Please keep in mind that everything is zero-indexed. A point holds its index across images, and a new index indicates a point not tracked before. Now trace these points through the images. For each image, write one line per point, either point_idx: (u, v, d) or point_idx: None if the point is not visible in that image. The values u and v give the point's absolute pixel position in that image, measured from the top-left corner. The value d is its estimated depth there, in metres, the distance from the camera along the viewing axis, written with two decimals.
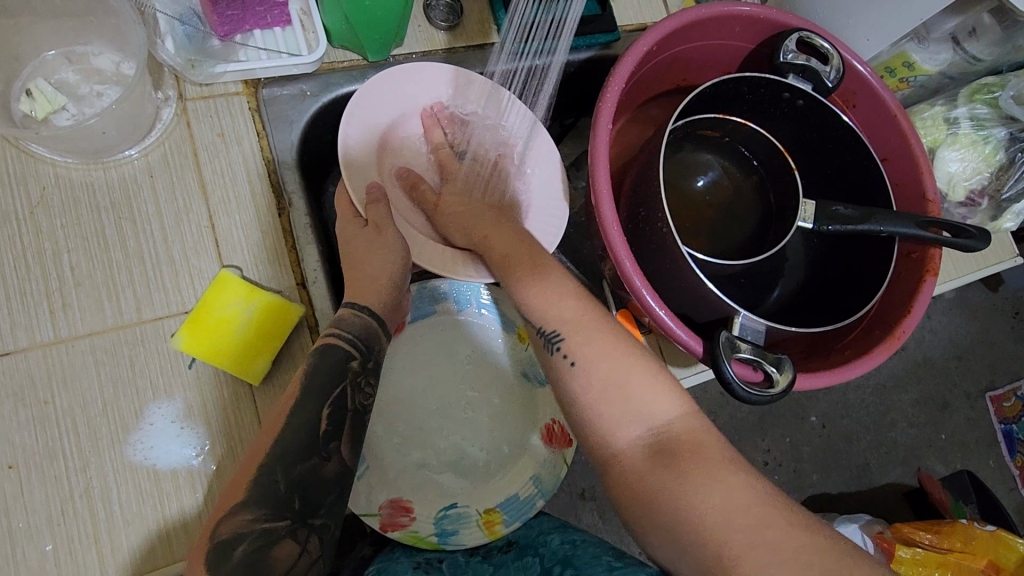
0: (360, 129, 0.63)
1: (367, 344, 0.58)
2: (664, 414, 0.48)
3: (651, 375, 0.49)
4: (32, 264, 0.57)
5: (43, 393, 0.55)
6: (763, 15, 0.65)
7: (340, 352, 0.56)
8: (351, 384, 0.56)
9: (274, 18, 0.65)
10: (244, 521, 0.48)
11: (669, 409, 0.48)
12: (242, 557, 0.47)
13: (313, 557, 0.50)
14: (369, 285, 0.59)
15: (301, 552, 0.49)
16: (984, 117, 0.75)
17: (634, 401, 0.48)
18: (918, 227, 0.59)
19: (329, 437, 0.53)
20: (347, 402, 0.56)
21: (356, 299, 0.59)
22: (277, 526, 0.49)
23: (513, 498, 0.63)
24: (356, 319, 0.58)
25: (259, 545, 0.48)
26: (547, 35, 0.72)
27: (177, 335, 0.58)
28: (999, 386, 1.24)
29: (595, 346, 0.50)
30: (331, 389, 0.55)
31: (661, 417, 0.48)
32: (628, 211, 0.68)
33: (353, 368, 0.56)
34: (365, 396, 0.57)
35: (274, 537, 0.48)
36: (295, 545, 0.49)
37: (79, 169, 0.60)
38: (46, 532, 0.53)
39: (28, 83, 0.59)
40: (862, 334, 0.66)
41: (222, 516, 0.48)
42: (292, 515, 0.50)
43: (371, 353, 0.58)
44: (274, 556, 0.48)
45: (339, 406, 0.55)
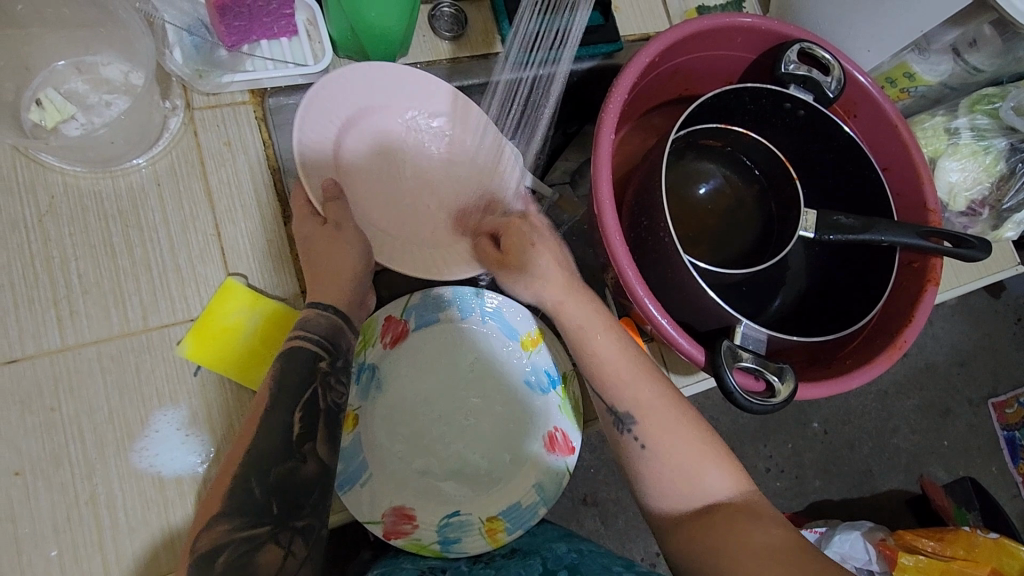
0: (326, 126, 0.62)
1: (335, 342, 0.58)
2: (716, 481, 0.52)
3: (704, 444, 0.53)
4: (40, 271, 0.58)
5: (49, 399, 0.56)
6: (764, 26, 0.66)
7: (307, 352, 0.55)
8: (321, 383, 0.55)
9: (280, 28, 0.65)
10: (223, 531, 0.47)
11: (723, 482, 0.52)
12: (225, 565, 0.46)
13: (302, 558, 0.50)
14: (335, 279, 0.59)
15: (285, 556, 0.48)
16: (985, 127, 0.76)
17: (686, 468, 0.52)
18: (918, 237, 0.59)
19: (301, 438, 0.52)
20: (320, 402, 0.55)
21: (318, 298, 0.58)
22: (259, 531, 0.48)
23: (515, 506, 0.63)
24: (321, 319, 0.57)
25: (243, 551, 0.47)
26: (552, 45, 0.72)
27: (182, 342, 0.59)
28: (1002, 392, 1.24)
29: (664, 429, 0.54)
30: (303, 391, 0.54)
31: (716, 488, 0.52)
32: (630, 219, 0.68)
33: (321, 367, 0.55)
34: (337, 394, 0.56)
35: (256, 543, 0.47)
36: (279, 549, 0.48)
37: (87, 178, 0.61)
38: (51, 538, 0.53)
39: (38, 93, 0.59)
40: (863, 343, 0.66)
41: (202, 528, 0.47)
42: (270, 521, 0.49)
43: (339, 350, 0.58)
44: (260, 560, 0.47)
45: (311, 403, 0.54)
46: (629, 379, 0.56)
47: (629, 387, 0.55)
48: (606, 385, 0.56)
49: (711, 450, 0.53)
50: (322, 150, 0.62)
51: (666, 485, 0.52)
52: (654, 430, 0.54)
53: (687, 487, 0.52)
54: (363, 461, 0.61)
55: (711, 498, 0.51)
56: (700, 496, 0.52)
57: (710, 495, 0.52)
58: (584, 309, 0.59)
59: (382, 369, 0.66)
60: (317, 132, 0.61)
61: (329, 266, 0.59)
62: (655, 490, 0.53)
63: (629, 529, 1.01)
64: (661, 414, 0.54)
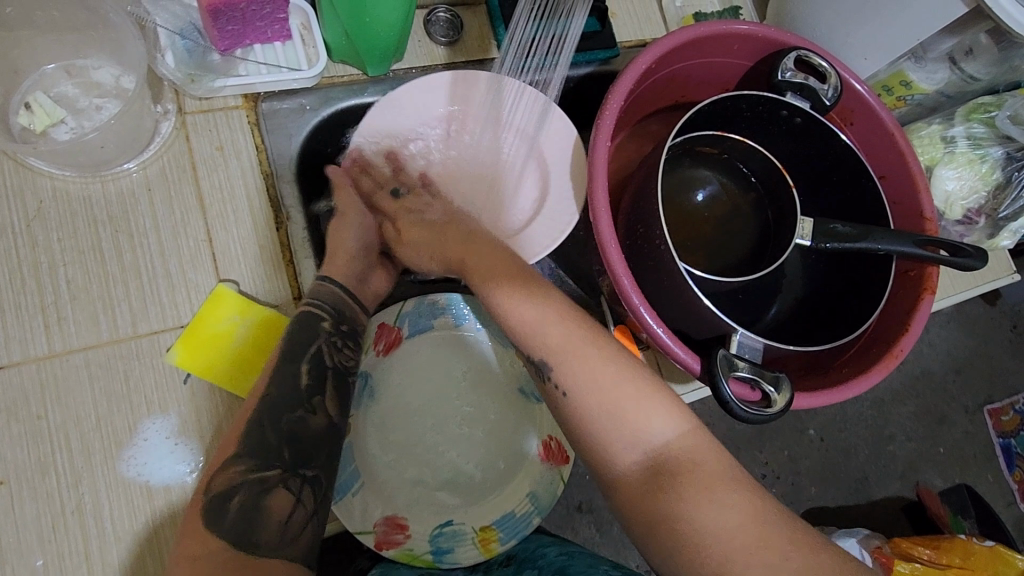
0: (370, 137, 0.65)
1: (338, 308, 0.60)
2: (660, 429, 0.46)
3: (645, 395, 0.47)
4: (27, 276, 0.57)
5: (36, 407, 0.55)
6: (760, 33, 0.65)
7: (313, 317, 0.58)
8: (327, 343, 0.58)
9: (274, 32, 0.65)
10: (235, 473, 0.49)
11: (666, 426, 0.46)
12: (237, 508, 0.48)
13: (310, 509, 0.51)
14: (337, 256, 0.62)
15: (295, 502, 0.50)
16: (981, 135, 0.76)
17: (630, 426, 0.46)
18: (915, 246, 0.59)
19: (312, 392, 0.55)
20: (326, 360, 0.57)
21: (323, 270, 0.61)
22: (269, 475, 0.50)
23: (509, 515, 0.62)
24: (323, 287, 0.60)
25: (253, 494, 0.49)
26: (548, 51, 0.72)
27: (172, 350, 0.58)
28: (997, 400, 1.23)
29: (590, 372, 0.49)
30: (308, 348, 0.56)
31: (659, 433, 0.46)
32: (625, 227, 0.68)
33: (325, 328, 0.58)
34: (345, 356, 0.59)
35: (267, 485, 0.49)
36: (289, 495, 0.50)
37: (76, 182, 0.60)
38: (35, 548, 0.52)
39: (28, 96, 0.59)
40: (860, 352, 0.66)
41: (216, 470, 0.49)
42: (281, 465, 0.51)
43: (344, 316, 0.60)
44: (268, 506, 0.49)
45: (318, 361, 0.56)
46: (541, 324, 0.52)
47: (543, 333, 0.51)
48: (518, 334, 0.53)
49: (641, 386, 0.47)
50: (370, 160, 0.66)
51: (603, 434, 0.47)
52: (577, 372, 0.49)
53: (619, 429, 0.46)
54: (356, 469, 0.60)
55: (655, 449, 0.45)
56: (640, 444, 0.46)
57: (649, 440, 0.46)
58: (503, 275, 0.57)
59: (376, 376, 0.65)
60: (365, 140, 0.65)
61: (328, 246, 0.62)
62: (586, 434, 0.48)
63: (624, 537, 1.00)
64: (582, 355, 0.50)
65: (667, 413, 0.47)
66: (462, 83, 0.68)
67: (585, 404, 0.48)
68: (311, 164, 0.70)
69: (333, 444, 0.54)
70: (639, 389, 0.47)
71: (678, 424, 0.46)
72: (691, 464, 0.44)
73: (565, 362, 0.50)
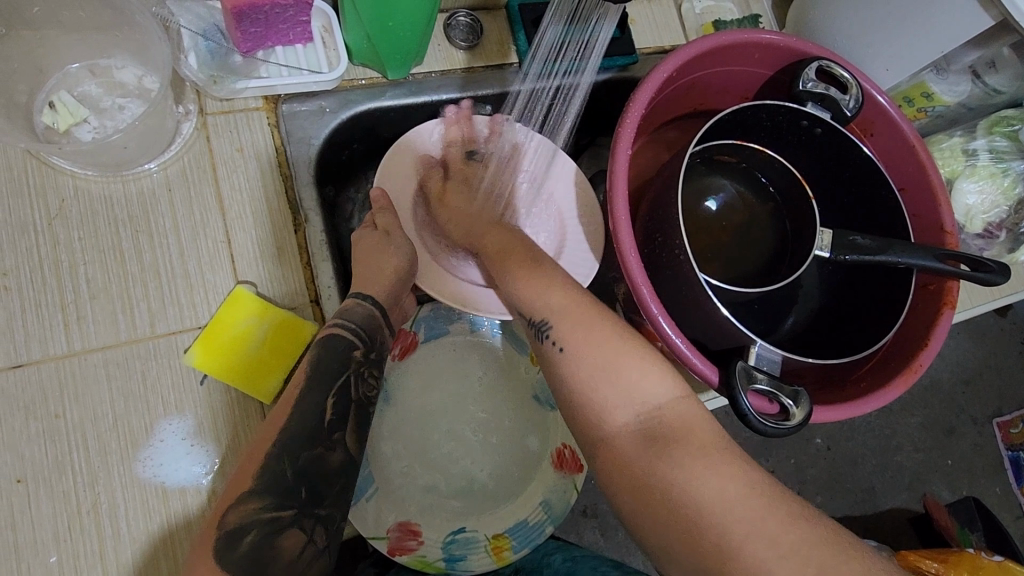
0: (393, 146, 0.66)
1: (370, 334, 0.58)
2: (650, 389, 0.47)
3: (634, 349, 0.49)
4: (48, 275, 0.57)
5: (54, 406, 0.55)
6: (783, 43, 0.65)
7: (345, 343, 0.56)
8: (354, 373, 0.56)
9: (296, 35, 0.65)
10: (249, 511, 0.47)
11: (662, 390, 0.47)
12: (248, 548, 0.47)
13: (321, 547, 0.50)
14: (378, 275, 0.59)
15: (306, 541, 0.49)
16: (1004, 149, 0.75)
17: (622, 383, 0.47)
18: (936, 259, 0.58)
19: (332, 426, 0.53)
20: (352, 392, 0.55)
21: (361, 289, 0.58)
22: (283, 515, 0.49)
23: (523, 523, 0.62)
24: (359, 309, 0.58)
25: (266, 532, 0.48)
26: (576, 55, 0.72)
27: (190, 351, 0.58)
28: (1007, 412, 1.22)
29: (590, 336, 0.50)
30: (337, 381, 0.54)
31: (648, 392, 0.47)
32: (643, 235, 0.68)
33: (355, 357, 0.56)
34: (369, 385, 0.57)
35: (280, 525, 0.48)
36: (302, 534, 0.49)
37: (98, 181, 0.60)
38: (51, 545, 0.53)
39: (52, 95, 0.59)
40: (877, 366, 0.65)
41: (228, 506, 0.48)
42: (296, 505, 0.49)
43: (373, 343, 0.58)
44: (282, 546, 0.48)
45: (342, 394, 0.55)
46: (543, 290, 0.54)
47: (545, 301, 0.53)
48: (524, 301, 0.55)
49: (641, 351, 0.48)
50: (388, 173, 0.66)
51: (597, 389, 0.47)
52: (580, 336, 0.50)
53: (613, 384, 0.47)
54: (370, 474, 0.60)
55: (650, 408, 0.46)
56: (634, 402, 0.46)
57: (646, 401, 0.46)
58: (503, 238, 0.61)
59: (391, 380, 0.65)
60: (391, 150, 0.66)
61: (370, 266, 0.59)
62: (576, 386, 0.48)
63: (629, 541, 1.00)
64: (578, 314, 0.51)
65: (660, 377, 0.47)
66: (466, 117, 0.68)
67: (585, 360, 0.49)
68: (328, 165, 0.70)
69: (346, 482, 0.53)
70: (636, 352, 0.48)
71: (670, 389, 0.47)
72: (685, 426, 0.45)
73: (564, 323, 0.51)
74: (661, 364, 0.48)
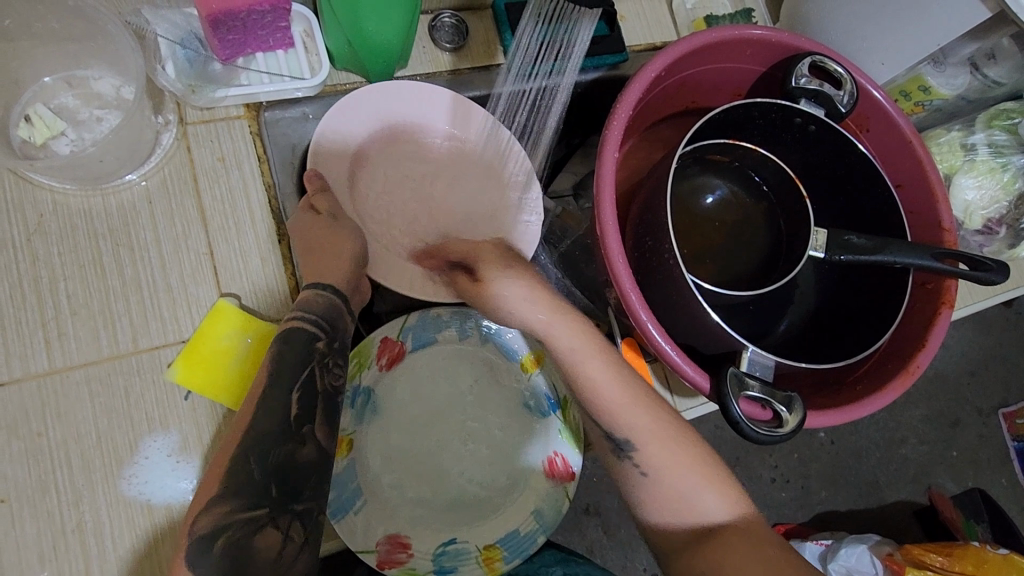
0: (364, 120, 0.65)
1: (332, 323, 0.57)
2: (709, 502, 0.50)
3: (705, 470, 0.51)
4: (28, 292, 0.57)
5: (36, 425, 0.54)
6: (774, 38, 0.63)
7: (305, 334, 0.55)
8: (318, 364, 0.55)
9: (276, 41, 0.63)
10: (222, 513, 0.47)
11: (722, 505, 0.50)
12: (222, 552, 0.46)
13: (300, 542, 0.50)
14: (336, 262, 0.59)
15: (284, 539, 0.49)
16: (1003, 143, 0.74)
17: (692, 506, 0.50)
18: (935, 259, 0.56)
19: (300, 422, 0.52)
20: (317, 384, 0.54)
21: (317, 278, 0.58)
22: (259, 513, 0.48)
23: (514, 534, 0.61)
24: (320, 299, 0.57)
25: (243, 532, 0.47)
26: (557, 55, 0.71)
27: (172, 366, 0.57)
28: (1012, 403, 1.20)
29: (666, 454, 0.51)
30: (301, 372, 0.53)
31: (712, 512, 0.50)
32: (633, 238, 0.66)
33: (318, 348, 0.55)
34: (335, 376, 0.56)
35: (257, 524, 0.47)
36: (279, 532, 0.48)
37: (76, 195, 0.59)
38: (37, 564, 0.52)
39: (27, 108, 0.58)
40: (874, 369, 0.64)
41: (200, 511, 0.47)
42: (269, 503, 0.48)
43: (336, 332, 0.57)
44: (258, 544, 0.47)
45: (307, 387, 0.54)
46: (625, 409, 0.53)
47: (626, 410, 0.52)
48: (600, 414, 0.53)
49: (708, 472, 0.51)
50: (337, 145, 0.65)
51: (662, 511, 0.51)
52: (656, 456, 0.51)
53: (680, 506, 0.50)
54: (358, 487, 0.60)
55: (711, 522, 0.49)
56: (699, 519, 0.49)
57: (707, 517, 0.49)
58: (575, 332, 0.55)
59: (379, 391, 0.64)
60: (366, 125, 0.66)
61: (326, 251, 0.59)
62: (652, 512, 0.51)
63: (631, 539, 1.00)
64: (659, 440, 0.52)
65: (721, 493, 0.50)
66: (463, 110, 0.68)
67: (676, 495, 0.50)
68: None
69: (323, 472, 0.53)
70: (701, 476, 0.51)
71: (734, 504, 0.50)
72: (743, 532, 0.49)
73: (651, 445, 0.52)
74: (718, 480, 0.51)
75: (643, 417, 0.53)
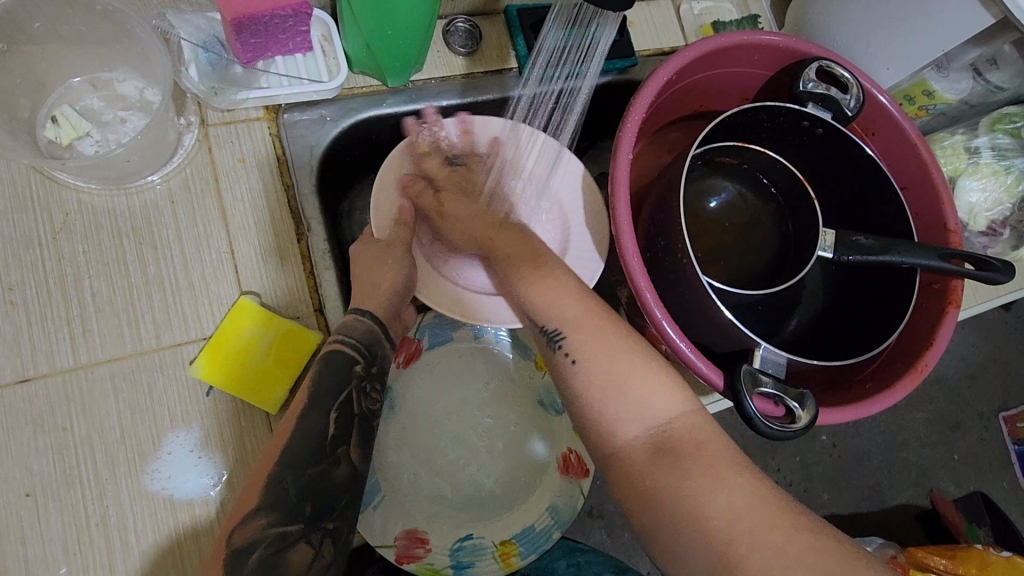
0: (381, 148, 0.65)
1: (371, 348, 0.58)
2: (657, 402, 0.47)
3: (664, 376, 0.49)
4: (53, 289, 0.58)
5: (61, 420, 0.55)
6: (783, 44, 0.65)
7: (344, 359, 0.56)
8: (356, 388, 0.56)
9: (296, 44, 0.65)
10: (258, 526, 0.48)
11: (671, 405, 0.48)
12: (257, 563, 0.47)
13: (329, 562, 0.50)
14: (375, 290, 0.58)
15: (315, 555, 0.50)
16: (1006, 146, 0.75)
17: (636, 401, 0.47)
18: (940, 259, 0.57)
19: (335, 441, 0.53)
20: (354, 407, 0.55)
21: (360, 304, 0.58)
22: (292, 529, 0.49)
23: (529, 529, 0.62)
24: (360, 325, 0.57)
25: (275, 549, 0.48)
26: (578, 60, 0.72)
27: (195, 362, 0.58)
28: (1012, 406, 1.22)
29: (602, 345, 0.50)
30: (338, 395, 0.55)
31: (657, 408, 0.47)
32: (646, 238, 0.67)
33: (356, 372, 0.56)
34: (372, 401, 0.57)
35: (291, 540, 0.49)
36: (311, 549, 0.50)
37: (101, 195, 0.61)
38: (61, 557, 0.53)
39: (54, 110, 0.59)
40: (882, 367, 0.65)
41: (237, 523, 0.49)
42: (303, 519, 0.50)
43: (375, 357, 0.58)
44: (289, 559, 0.48)
45: (345, 408, 0.55)
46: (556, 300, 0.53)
47: (564, 306, 0.52)
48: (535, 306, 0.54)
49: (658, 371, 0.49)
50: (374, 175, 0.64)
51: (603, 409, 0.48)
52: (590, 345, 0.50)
53: (622, 402, 0.48)
54: (377, 483, 0.60)
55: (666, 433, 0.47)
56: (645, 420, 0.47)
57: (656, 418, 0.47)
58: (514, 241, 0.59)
59: (396, 388, 0.65)
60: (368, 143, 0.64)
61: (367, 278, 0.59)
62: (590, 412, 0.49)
63: (636, 541, 1.01)
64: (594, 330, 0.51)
65: (668, 391, 0.48)
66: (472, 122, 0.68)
67: (608, 386, 0.48)
68: (330, 170, 0.70)
69: (355, 490, 0.54)
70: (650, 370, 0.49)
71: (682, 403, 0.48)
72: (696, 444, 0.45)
73: (579, 331, 0.51)
74: (673, 378, 0.48)
75: (574, 307, 0.52)
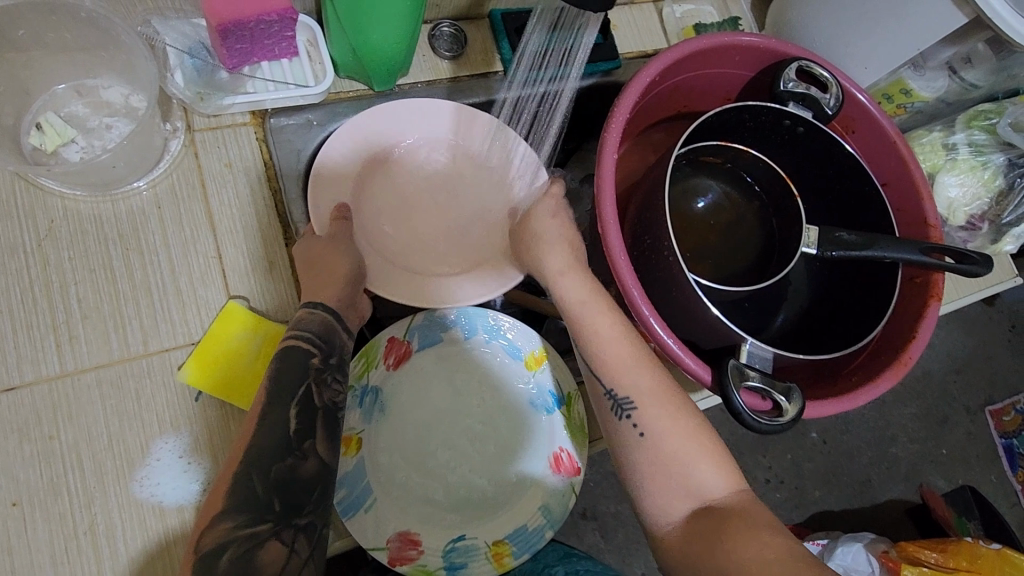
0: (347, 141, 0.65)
1: (327, 339, 0.57)
2: (706, 477, 0.51)
3: (703, 447, 0.52)
4: (39, 296, 0.57)
5: (47, 428, 0.55)
6: (763, 45, 0.66)
7: (300, 352, 0.55)
8: (315, 380, 0.55)
9: (281, 50, 0.65)
10: (224, 529, 0.47)
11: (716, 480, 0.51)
12: (228, 564, 0.46)
13: (303, 558, 0.50)
14: (332, 279, 0.58)
15: (289, 552, 0.49)
16: (982, 143, 0.76)
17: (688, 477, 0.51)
18: (922, 253, 0.58)
19: (301, 436, 0.52)
20: (315, 400, 0.54)
21: (311, 297, 0.58)
22: (260, 528, 0.48)
23: (521, 529, 0.62)
24: (313, 317, 0.57)
25: (245, 547, 0.47)
26: (560, 62, 0.72)
27: (184, 367, 0.58)
28: (997, 400, 1.24)
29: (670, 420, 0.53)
30: (297, 390, 0.53)
31: (710, 486, 0.51)
32: (633, 236, 0.68)
33: (315, 365, 0.55)
34: (333, 393, 0.56)
35: (258, 540, 0.48)
36: (282, 546, 0.49)
37: (86, 201, 0.60)
38: (48, 566, 0.52)
39: (38, 117, 0.59)
40: (867, 361, 0.66)
41: (206, 526, 0.47)
42: (272, 518, 0.49)
43: (333, 349, 0.57)
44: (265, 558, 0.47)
45: (305, 402, 0.53)
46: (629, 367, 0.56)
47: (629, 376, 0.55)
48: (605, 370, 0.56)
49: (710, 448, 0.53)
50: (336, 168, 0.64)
51: (658, 483, 0.51)
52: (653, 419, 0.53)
53: (680, 475, 0.51)
54: (369, 486, 0.61)
55: (710, 502, 0.50)
56: (698, 494, 0.50)
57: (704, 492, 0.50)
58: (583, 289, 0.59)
59: (386, 390, 0.65)
60: (346, 137, 0.65)
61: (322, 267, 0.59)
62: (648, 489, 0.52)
63: (629, 542, 1.01)
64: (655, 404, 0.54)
65: (717, 467, 0.51)
66: (467, 118, 0.70)
67: (669, 463, 0.52)
68: None
69: (325, 485, 0.53)
70: (703, 450, 0.52)
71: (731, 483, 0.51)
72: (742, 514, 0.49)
73: (651, 405, 0.54)
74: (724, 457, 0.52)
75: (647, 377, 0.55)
